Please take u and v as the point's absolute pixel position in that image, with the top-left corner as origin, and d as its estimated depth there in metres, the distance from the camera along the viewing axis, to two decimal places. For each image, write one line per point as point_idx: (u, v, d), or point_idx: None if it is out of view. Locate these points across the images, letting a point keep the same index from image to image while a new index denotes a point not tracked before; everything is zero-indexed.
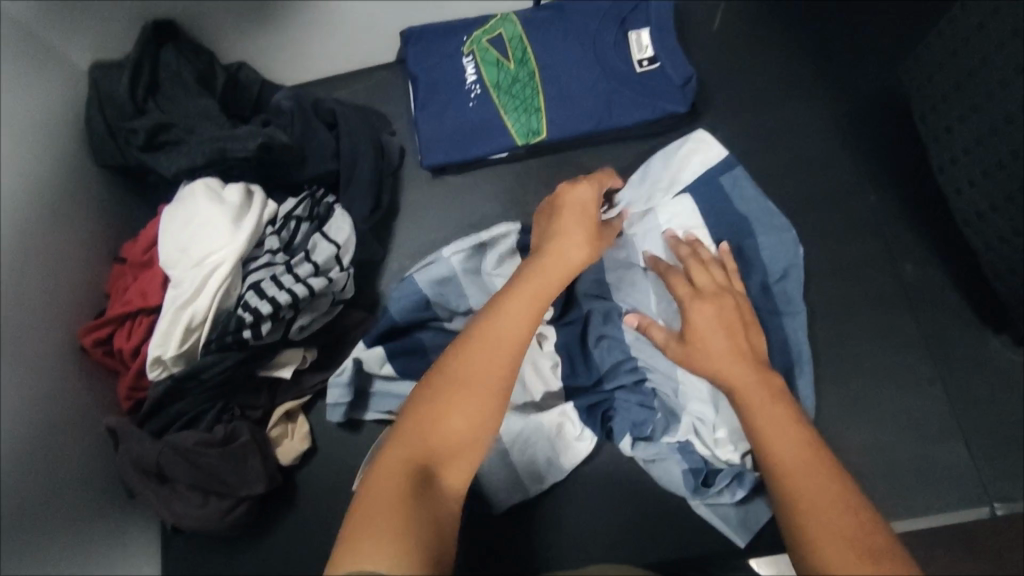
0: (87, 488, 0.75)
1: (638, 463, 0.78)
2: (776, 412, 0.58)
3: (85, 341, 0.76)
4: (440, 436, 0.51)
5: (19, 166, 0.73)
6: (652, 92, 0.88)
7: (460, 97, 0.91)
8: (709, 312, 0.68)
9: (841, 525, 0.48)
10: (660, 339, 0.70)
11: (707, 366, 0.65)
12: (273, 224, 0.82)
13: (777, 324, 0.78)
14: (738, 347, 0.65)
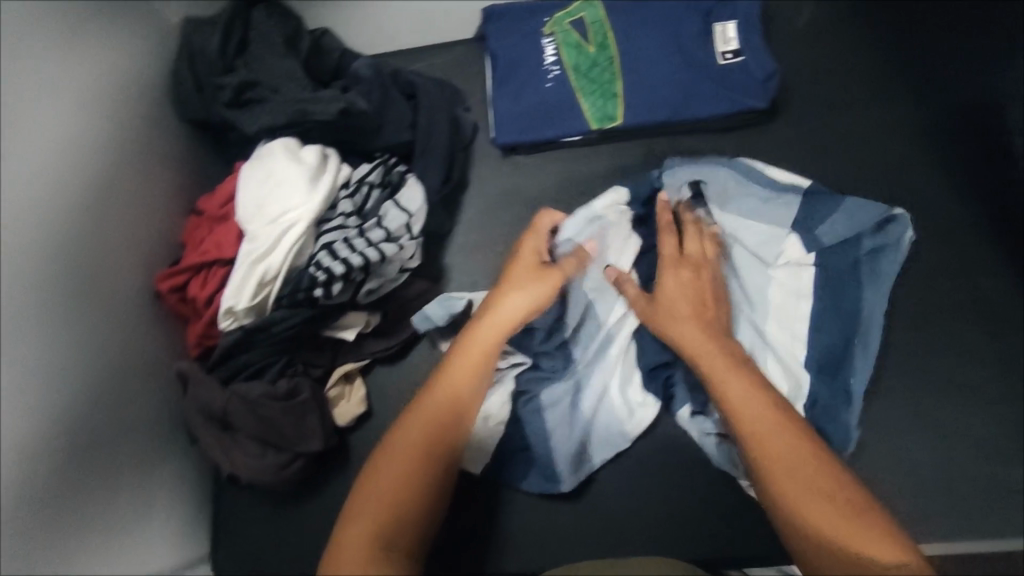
0: (153, 428, 0.77)
1: (692, 436, 0.76)
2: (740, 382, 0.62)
3: (162, 286, 0.78)
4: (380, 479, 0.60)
5: (110, 112, 0.76)
6: (733, 85, 0.87)
7: (538, 78, 0.91)
8: (685, 278, 0.74)
9: (823, 484, 0.55)
10: (632, 295, 0.74)
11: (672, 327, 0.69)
12: (346, 187, 0.83)
13: (857, 295, 0.78)
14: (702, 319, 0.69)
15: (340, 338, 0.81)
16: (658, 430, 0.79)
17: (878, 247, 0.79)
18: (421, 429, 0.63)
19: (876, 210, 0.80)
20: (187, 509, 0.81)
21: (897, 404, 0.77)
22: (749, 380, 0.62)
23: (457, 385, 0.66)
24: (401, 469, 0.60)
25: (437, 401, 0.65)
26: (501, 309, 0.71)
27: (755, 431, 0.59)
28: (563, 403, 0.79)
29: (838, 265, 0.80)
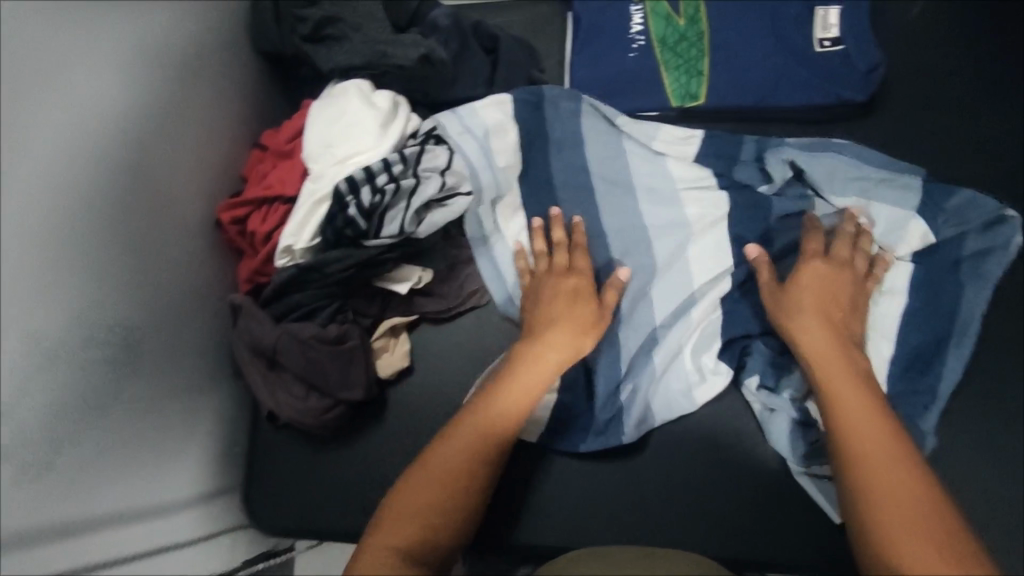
0: (201, 358, 0.77)
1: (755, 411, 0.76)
2: (852, 390, 0.65)
3: (223, 217, 0.77)
4: (428, 478, 0.62)
5: (187, 36, 0.75)
6: (827, 75, 0.83)
7: (622, 46, 0.88)
8: (822, 273, 0.73)
9: (911, 511, 0.56)
10: (766, 280, 0.74)
11: (793, 319, 0.71)
12: (414, 137, 0.80)
13: (954, 288, 0.76)
14: (831, 320, 0.70)
15: (391, 290, 0.79)
16: (706, 424, 0.76)
17: (983, 248, 0.77)
18: (474, 434, 0.64)
19: (986, 210, 0.77)
20: (225, 441, 0.81)
21: (961, 425, 0.74)
22: (865, 398, 0.64)
23: (523, 393, 0.67)
24: (452, 471, 0.62)
25: (490, 412, 0.66)
26: (550, 339, 0.71)
27: (861, 446, 0.61)
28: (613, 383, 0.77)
29: (938, 263, 0.77)
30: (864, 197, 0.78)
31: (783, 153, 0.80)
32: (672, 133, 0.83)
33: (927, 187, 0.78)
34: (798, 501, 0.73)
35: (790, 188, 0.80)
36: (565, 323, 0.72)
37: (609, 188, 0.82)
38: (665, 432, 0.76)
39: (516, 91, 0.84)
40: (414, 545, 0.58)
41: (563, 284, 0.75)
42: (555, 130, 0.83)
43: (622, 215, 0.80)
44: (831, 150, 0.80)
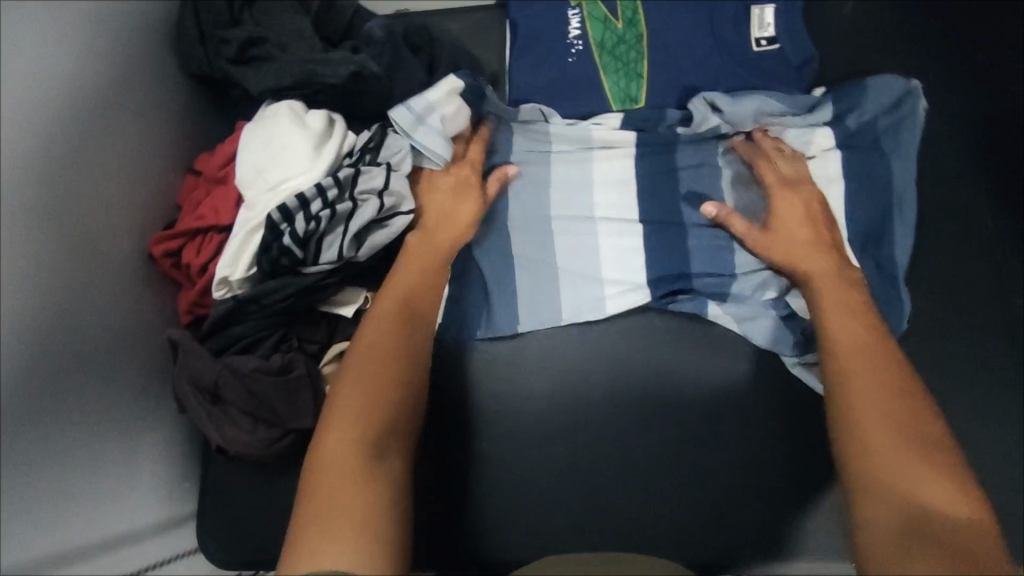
0: (141, 393, 0.75)
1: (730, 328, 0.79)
2: (843, 306, 0.67)
3: (156, 250, 0.75)
4: (355, 367, 0.65)
5: (107, 59, 0.72)
6: (764, 74, 0.83)
7: (560, 50, 0.87)
8: (795, 202, 0.75)
9: (912, 439, 0.56)
10: (741, 230, 0.75)
11: (781, 248, 0.73)
12: (350, 156, 0.79)
13: (885, 164, 0.80)
14: (817, 236, 0.73)
15: (337, 314, 0.78)
16: (660, 430, 0.76)
17: (894, 124, 0.82)
18: (397, 303, 0.70)
19: (894, 89, 0.82)
20: (174, 472, 0.80)
21: None
22: (864, 325, 0.65)
23: (420, 273, 0.73)
24: (378, 353, 0.66)
25: (411, 290, 0.72)
26: (447, 226, 0.76)
27: (847, 361, 0.62)
28: (563, 385, 0.79)
29: (864, 147, 0.81)
30: (776, 127, 0.81)
31: (706, 101, 0.82)
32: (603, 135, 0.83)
33: (839, 93, 0.83)
34: (751, 502, 0.74)
35: (710, 129, 0.82)
36: (466, 215, 0.77)
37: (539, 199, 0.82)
38: (619, 440, 0.76)
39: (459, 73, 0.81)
40: (364, 427, 0.60)
41: (450, 175, 0.79)
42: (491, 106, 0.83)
43: (562, 150, 0.84)
44: (753, 93, 0.82)
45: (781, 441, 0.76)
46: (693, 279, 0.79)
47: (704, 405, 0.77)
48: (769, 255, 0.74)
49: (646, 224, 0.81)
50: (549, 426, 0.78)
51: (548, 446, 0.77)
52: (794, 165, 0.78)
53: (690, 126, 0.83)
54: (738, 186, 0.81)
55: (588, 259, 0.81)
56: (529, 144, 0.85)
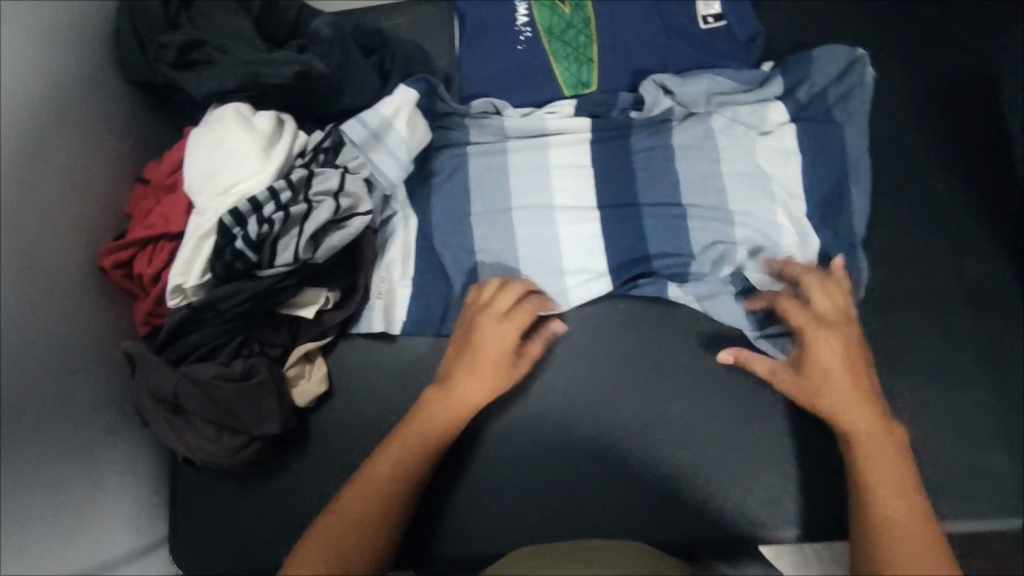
0: (102, 410, 0.74)
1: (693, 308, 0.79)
2: (887, 475, 0.60)
3: (105, 261, 0.74)
4: (347, 502, 0.63)
5: (46, 69, 0.69)
6: (712, 51, 0.84)
7: (509, 39, 0.86)
8: (835, 347, 0.66)
9: None
10: (761, 371, 0.70)
11: (825, 405, 0.65)
12: (301, 156, 0.78)
13: (838, 134, 0.80)
14: (859, 389, 0.65)
15: (298, 316, 0.77)
16: (628, 412, 0.77)
17: (844, 93, 0.82)
18: (384, 469, 0.65)
19: (842, 59, 0.82)
20: (142, 489, 0.78)
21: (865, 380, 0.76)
22: (902, 480, 0.60)
23: (439, 428, 0.67)
24: (370, 502, 0.63)
25: (393, 453, 0.66)
26: (461, 386, 0.68)
27: (884, 522, 0.57)
28: (531, 374, 0.79)
29: (816, 119, 0.81)
30: (727, 107, 0.82)
31: (655, 85, 0.82)
32: (559, 123, 0.83)
33: (788, 66, 0.83)
34: (720, 478, 0.75)
35: (662, 113, 0.82)
36: (487, 367, 0.69)
37: (493, 189, 0.83)
38: (589, 426, 0.77)
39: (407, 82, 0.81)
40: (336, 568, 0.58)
41: (479, 337, 0.70)
42: (444, 102, 0.83)
43: (515, 139, 0.84)
44: (701, 74, 0.82)
45: (746, 417, 0.76)
46: (652, 260, 0.79)
47: (671, 384, 0.78)
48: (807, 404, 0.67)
49: (604, 208, 0.81)
50: (518, 418, 0.77)
51: (517, 436, 0.77)
52: (836, 301, 0.69)
53: (642, 110, 0.83)
54: (692, 163, 0.81)
55: (549, 246, 0.80)
56: (482, 136, 0.85)
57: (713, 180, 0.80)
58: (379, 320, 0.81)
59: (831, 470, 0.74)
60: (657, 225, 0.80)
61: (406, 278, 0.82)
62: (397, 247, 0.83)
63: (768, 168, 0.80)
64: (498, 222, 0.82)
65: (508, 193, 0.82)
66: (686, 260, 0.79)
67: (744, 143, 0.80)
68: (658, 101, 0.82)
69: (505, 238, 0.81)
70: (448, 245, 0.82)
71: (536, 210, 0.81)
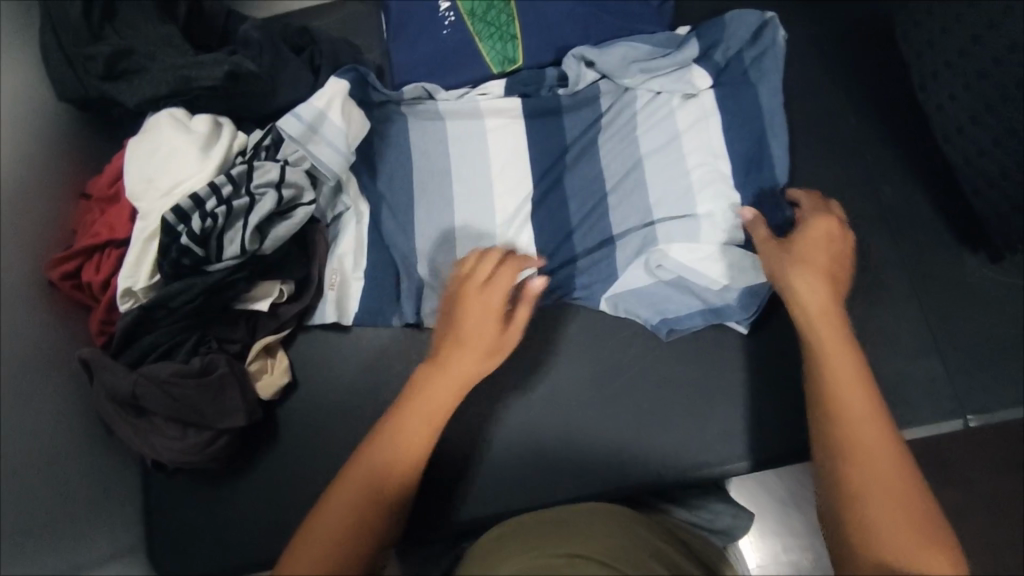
0: (65, 424, 0.74)
1: (611, 303, 0.81)
2: (844, 363, 0.56)
3: (52, 275, 0.74)
4: (322, 520, 0.53)
5: None
6: (629, 16, 0.88)
7: (434, 24, 0.89)
8: (814, 237, 0.66)
9: (886, 503, 0.49)
10: (762, 235, 0.69)
11: (787, 270, 0.63)
12: (243, 155, 0.79)
13: (751, 92, 0.83)
14: (828, 271, 0.63)
15: (253, 310, 0.78)
16: (585, 367, 0.80)
17: (760, 55, 0.84)
18: (406, 438, 0.57)
19: (752, 23, 0.84)
20: (113, 499, 0.78)
21: None
22: (859, 377, 0.55)
23: (415, 432, 0.58)
24: (344, 518, 0.53)
25: (402, 430, 0.58)
26: (449, 365, 0.60)
27: (844, 424, 0.53)
28: None
29: (731, 81, 0.84)
30: (648, 73, 0.84)
31: (578, 55, 0.86)
32: (491, 104, 0.85)
33: (702, 34, 0.85)
34: (680, 419, 0.78)
35: (586, 88, 0.86)
36: (474, 342, 0.61)
37: (428, 176, 0.85)
38: (548, 384, 0.80)
39: (338, 71, 0.84)
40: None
41: (468, 309, 0.61)
42: (376, 91, 0.85)
43: (451, 122, 0.86)
44: (618, 42, 0.85)
45: (696, 358, 0.80)
46: (574, 237, 0.83)
47: (622, 335, 0.81)
48: (774, 273, 0.65)
49: (536, 187, 0.84)
50: (480, 385, 0.80)
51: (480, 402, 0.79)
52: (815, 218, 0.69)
53: (567, 85, 0.86)
54: (614, 140, 0.84)
55: (486, 238, 0.82)
56: (420, 122, 0.86)
57: (627, 154, 0.83)
58: (332, 310, 0.82)
59: (780, 398, 0.78)
60: (583, 193, 0.83)
61: (359, 271, 0.83)
62: (349, 239, 0.84)
63: (687, 134, 0.82)
64: (434, 214, 0.83)
65: (446, 178, 0.84)
66: (606, 235, 0.82)
67: (661, 116, 0.83)
68: (582, 72, 0.85)
69: (445, 225, 0.83)
70: (394, 232, 0.83)
71: (473, 197, 0.83)
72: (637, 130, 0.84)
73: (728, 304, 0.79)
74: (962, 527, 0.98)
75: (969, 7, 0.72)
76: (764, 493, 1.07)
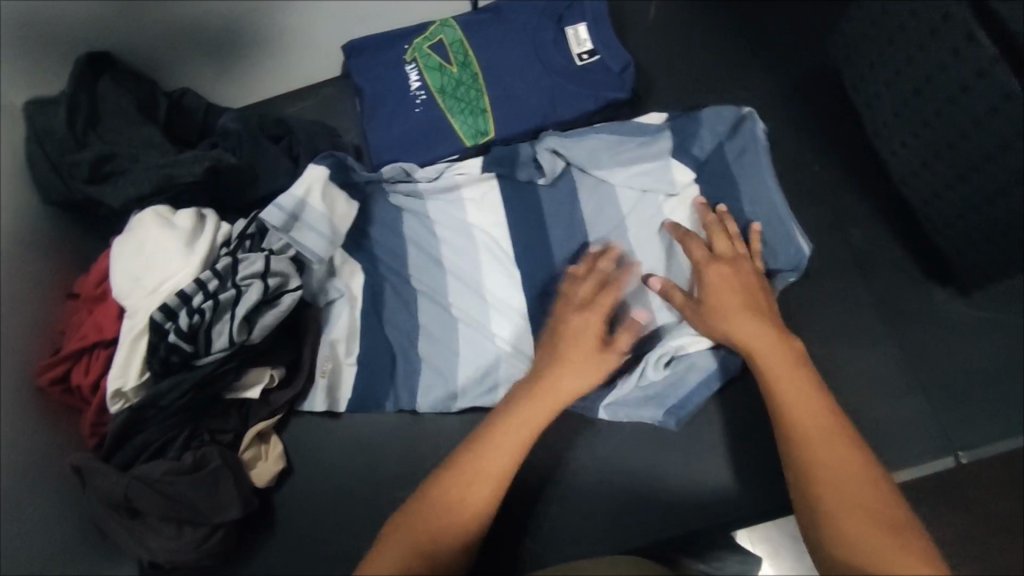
0: (58, 531, 0.73)
1: (619, 418, 0.80)
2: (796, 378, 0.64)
3: (42, 380, 0.74)
4: (431, 499, 0.61)
5: None
6: (591, 83, 0.92)
7: (406, 104, 0.92)
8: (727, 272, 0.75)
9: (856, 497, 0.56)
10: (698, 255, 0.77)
11: (719, 316, 0.72)
12: (227, 244, 0.80)
13: (733, 187, 0.85)
14: (751, 305, 0.71)
15: (245, 398, 0.79)
16: (580, 431, 0.81)
17: (740, 149, 0.87)
18: (498, 449, 0.64)
19: (725, 119, 0.87)
20: None
21: None
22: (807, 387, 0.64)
23: (513, 431, 0.65)
24: (456, 500, 0.61)
25: (456, 488, 0.61)
26: (555, 373, 0.69)
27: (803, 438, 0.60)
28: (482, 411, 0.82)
29: (710, 173, 0.87)
30: (623, 164, 0.88)
31: (552, 144, 0.88)
32: (474, 192, 0.89)
33: (677, 126, 0.88)
34: (678, 473, 0.79)
35: (560, 174, 0.89)
36: (575, 355, 0.71)
37: (420, 267, 0.87)
38: (544, 452, 0.81)
39: (316, 157, 0.84)
40: (402, 564, 0.57)
41: (577, 324, 0.73)
42: (356, 172, 0.86)
43: (432, 203, 0.89)
44: (588, 133, 0.88)
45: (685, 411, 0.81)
46: None
47: None
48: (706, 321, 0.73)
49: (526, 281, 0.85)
50: None
51: None
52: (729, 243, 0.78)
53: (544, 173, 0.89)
54: (599, 233, 0.87)
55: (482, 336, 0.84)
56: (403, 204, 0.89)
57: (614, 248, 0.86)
58: (323, 400, 0.82)
59: (767, 445, 0.80)
60: None
61: (351, 356, 0.84)
62: (342, 321, 0.84)
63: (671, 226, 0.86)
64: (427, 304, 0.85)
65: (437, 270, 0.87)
66: None
67: (648, 213, 0.87)
68: (557, 162, 0.88)
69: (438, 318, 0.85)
70: (382, 318, 0.85)
71: (465, 290, 0.86)
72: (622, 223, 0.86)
73: (724, 359, 0.80)
74: (965, 557, 0.98)
75: (894, 75, 0.79)
76: (776, 533, 1.05)
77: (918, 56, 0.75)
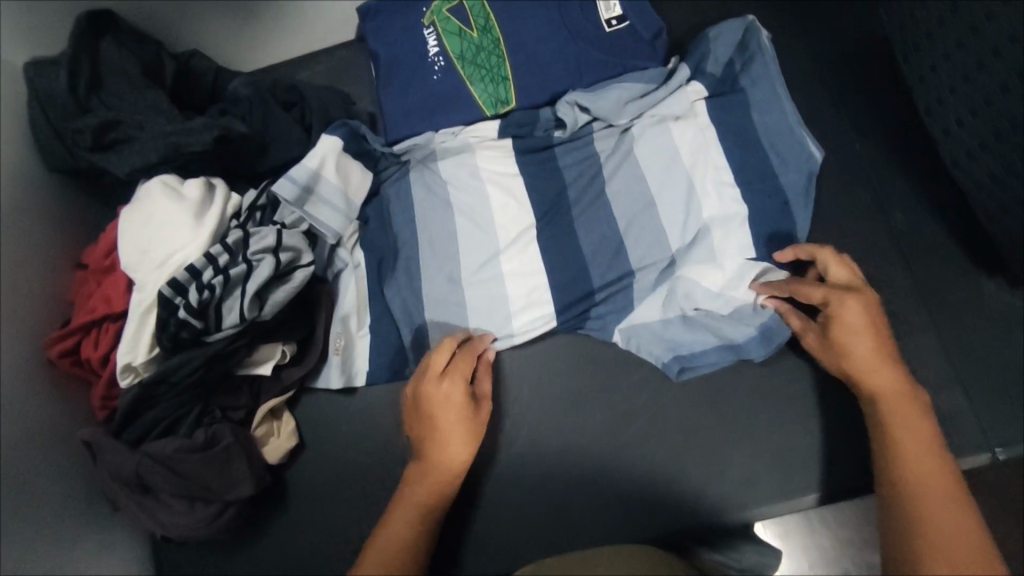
0: (68, 505, 0.72)
1: (629, 347, 0.80)
2: (918, 432, 0.61)
3: (51, 353, 0.73)
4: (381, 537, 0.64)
5: None
6: (619, 51, 0.88)
7: (424, 70, 0.88)
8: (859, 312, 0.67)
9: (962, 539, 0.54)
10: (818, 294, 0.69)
11: (850, 366, 0.66)
12: (237, 216, 0.77)
13: (739, 100, 0.84)
14: (881, 348, 0.65)
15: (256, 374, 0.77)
16: (602, 415, 0.79)
17: (748, 61, 0.86)
18: (420, 492, 0.66)
19: (734, 34, 0.86)
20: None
21: None
22: (930, 438, 0.61)
23: (427, 485, 0.66)
24: (393, 536, 0.63)
25: (390, 526, 0.64)
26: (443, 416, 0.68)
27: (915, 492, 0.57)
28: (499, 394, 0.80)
29: (722, 95, 0.85)
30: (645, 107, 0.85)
31: (574, 100, 0.85)
32: (489, 150, 0.84)
33: (687, 53, 0.88)
34: (701, 463, 0.76)
35: (583, 129, 0.86)
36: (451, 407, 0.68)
37: (432, 222, 0.82)
38: (562, 437, 0.78)
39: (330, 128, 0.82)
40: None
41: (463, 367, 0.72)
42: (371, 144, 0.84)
43: (446, 164, 0.84)
44: (612, 85, 0.85)
45: (709, 398, 0.78)
46: (595, 293, 0.81)
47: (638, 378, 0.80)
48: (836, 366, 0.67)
49: (539, 220, 0.82)
50: (495, 437, 0.78)
51: (490, 453, 0.78)
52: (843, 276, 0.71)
53: (565, 128, 0.86)
54: (620, 180, 0.83)
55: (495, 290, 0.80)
56: (419, 170, 0.84)
57: (638, 209, 0.82)
58: (337, 376, 0.80)
59: (794, 438, 0.77)
60: (595, 236, 0.82)
61: (363, 329, 0.82)
62: (351, 295, 0.82)
63: (691, 155, 0.82)
64: (438, 249, 0.81)
65: (449, 215, 0.82)
66: (625, 290, 0.81)
67: (661, 140, 0.83)
68: (579, 114, 0.85)
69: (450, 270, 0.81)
70: (387, 282, 0.82)
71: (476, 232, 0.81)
72: (634, 144, 0.83)
73: (748, 340, 0.77)
74: None
75: (956, 46, 0.72)
76: None
77: (985, 30, 0.69)
